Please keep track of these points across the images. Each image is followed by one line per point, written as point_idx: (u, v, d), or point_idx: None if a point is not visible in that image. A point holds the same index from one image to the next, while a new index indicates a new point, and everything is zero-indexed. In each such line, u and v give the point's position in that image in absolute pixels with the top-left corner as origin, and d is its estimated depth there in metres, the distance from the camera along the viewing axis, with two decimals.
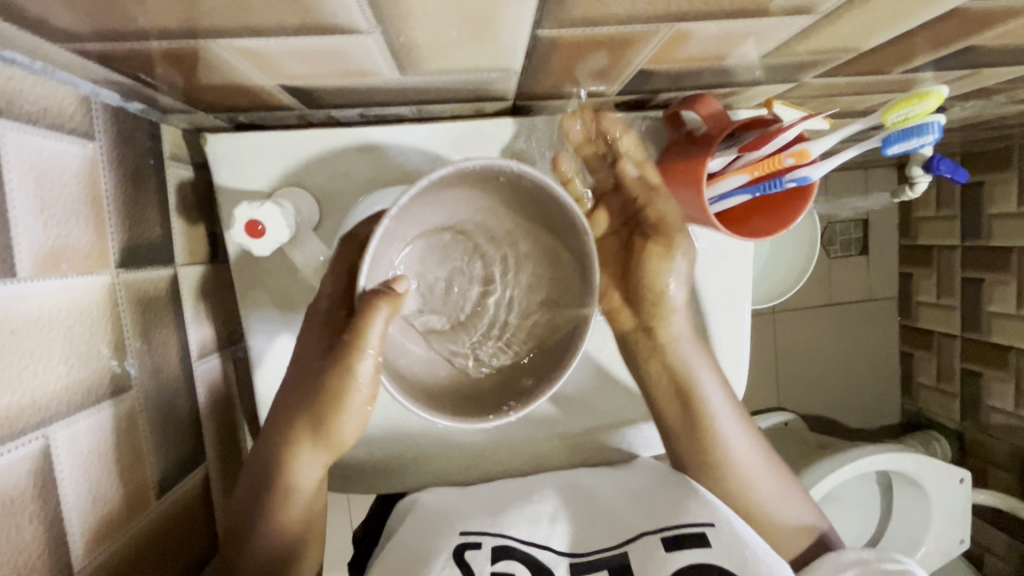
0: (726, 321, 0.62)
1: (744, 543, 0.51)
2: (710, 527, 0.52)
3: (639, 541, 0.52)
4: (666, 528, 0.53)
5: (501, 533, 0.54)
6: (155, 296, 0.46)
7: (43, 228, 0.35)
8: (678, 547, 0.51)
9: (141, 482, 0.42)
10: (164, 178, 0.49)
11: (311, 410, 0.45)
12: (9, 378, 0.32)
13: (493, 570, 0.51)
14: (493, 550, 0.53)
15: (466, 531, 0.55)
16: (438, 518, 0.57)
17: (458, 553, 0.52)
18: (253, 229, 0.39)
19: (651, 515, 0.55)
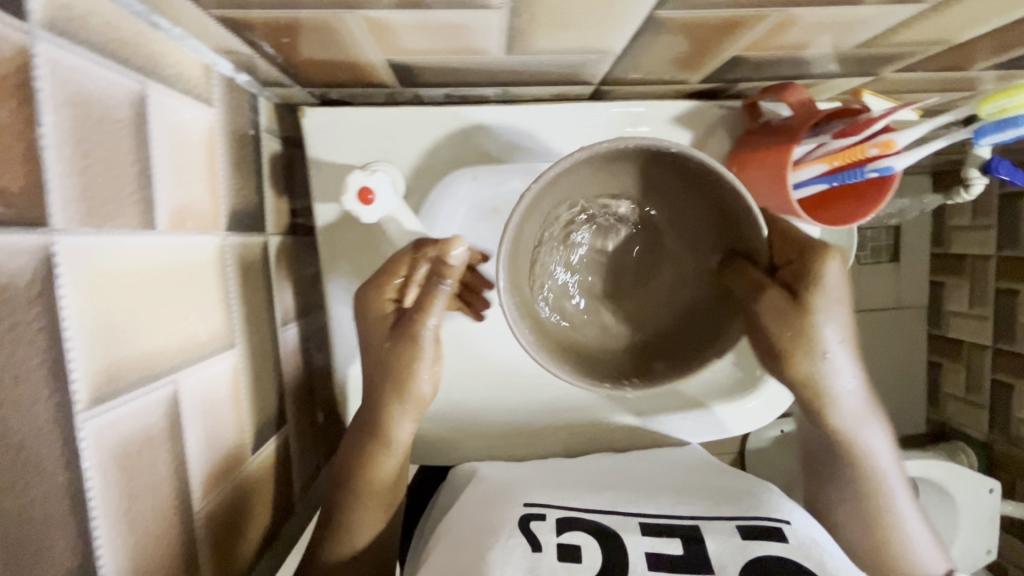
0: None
1: (819, 541, 0.50)
2: (786, 524, 0.51)
3: (709, 521, 0.52)
4: (740, 517, 0.52)
5: (567, 509, 0.53)
6: (252, 261, 0.48)
7: (175, 187, 0.37)
8: (754, 538, 0.50)
9: (241, 436, 0.44)
10: (261, 149, 0.51)
11: (397, 370, 0.47)
12: (150, 325, 0.34)
13: (560, 541, 0.50)
14: (561, 523, 0.52)
15: (532, 505, 0.54)
16: (505, 492, 0.57)
17: (525, 523, 0.51)
18: (364, 197, 0.40)
19: (720, 502, 0.55)
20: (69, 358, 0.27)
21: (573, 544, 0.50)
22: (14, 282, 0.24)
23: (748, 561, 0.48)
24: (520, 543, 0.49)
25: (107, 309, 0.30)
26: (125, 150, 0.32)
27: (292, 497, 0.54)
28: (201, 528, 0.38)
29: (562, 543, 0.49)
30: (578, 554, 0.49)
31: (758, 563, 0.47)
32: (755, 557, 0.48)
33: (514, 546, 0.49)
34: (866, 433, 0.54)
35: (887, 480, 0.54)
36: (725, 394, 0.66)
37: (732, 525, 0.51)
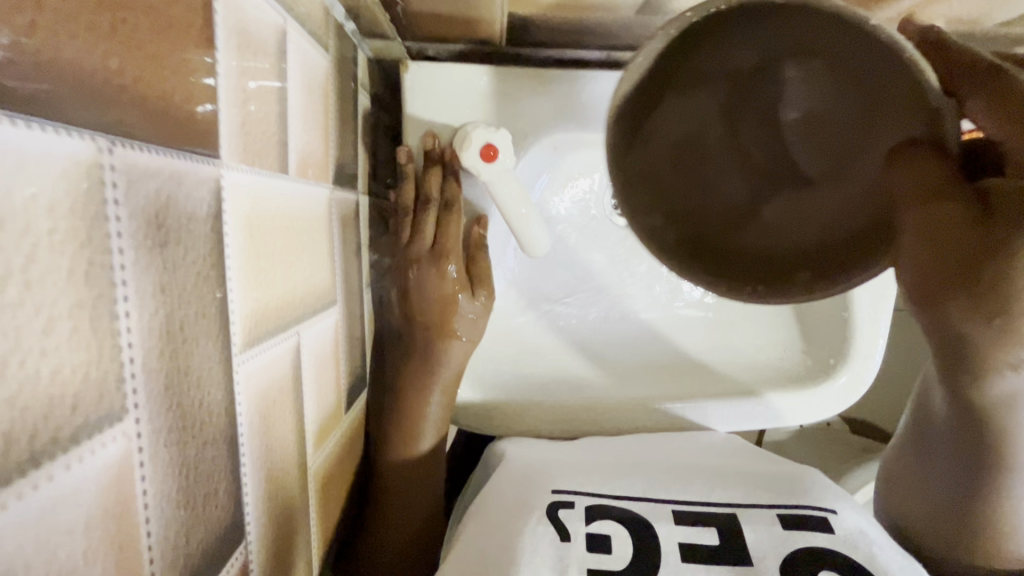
0: (869, 294, 0.60)
1: (867, 530, 0.45)
2: (835, 514, 0.46)
3: (750, 509, 0.46)
4: (781, 504, 0.47)
5: (595, 494, 0.48)
6: (348, 217, 0.47)
7: (301, 130, 0.36)
8: (799, 527, 0.44)
9: (336, 396, 0.43)
10: (357, 103, 0.50)
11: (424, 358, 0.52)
12: (281, 272, 0.33)
13: (589, 532, 0.44)
14: (588, 510, 0.46)
15: (559, 491, 0.48)
16: (524, 475, 0.51)
17: (550, 511, 0.46)
18: None
19: (764, 487, 0.49)
20: (231, 295, 0.26)
21: (602, 533, 0.44)
22: (198, 213, 0.23)
23: (792, 553, 0.42)
24: (548, 532, 0.44)
25: (256, 250, 0.29)
26: (272, 84, 0.31)
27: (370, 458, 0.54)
28: (309, 483, 0.37)
29: (591, 533, 0.44)
30: (608, 544, 0.43)
31: (805, 555, 0.42)
32: (800, 547, 0.43)
33: (540, 536, 0.43)
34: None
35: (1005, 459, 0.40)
36: (795, 380, 0.61)
37: (773, 514, 0.45)
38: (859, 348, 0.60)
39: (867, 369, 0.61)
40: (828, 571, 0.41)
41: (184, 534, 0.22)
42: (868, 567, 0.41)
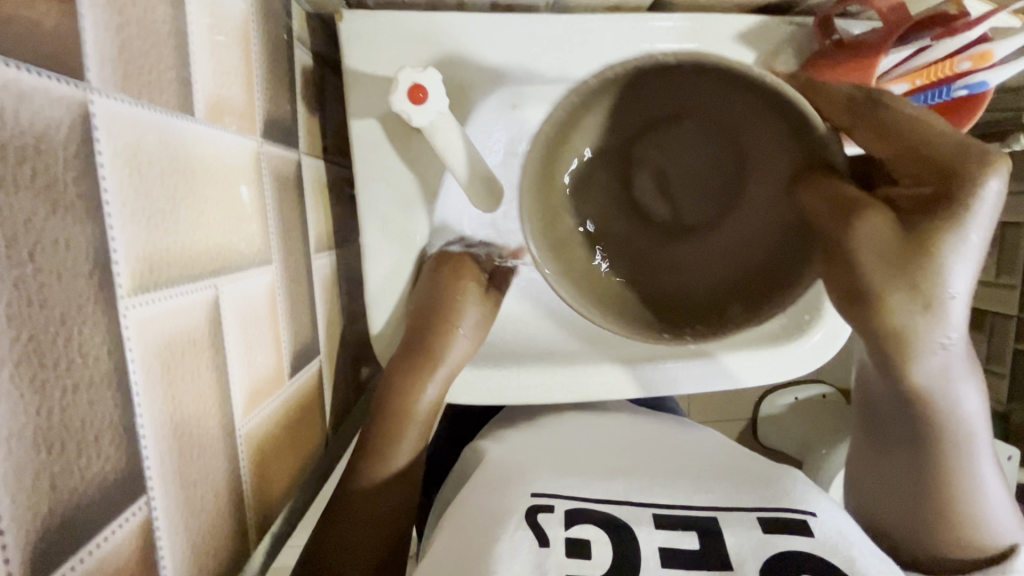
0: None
1: (852, 538, 0.41)
2: (813, 517, 0.42)
3: (729, 512, 0.42)
4: (761, 507, 0.43)
5: (575, 497, 0.44)
6: (286, 176, 0.45)
7: (211, 71, 0.34)
8: (778, 529, 0.41)
9: (277, 360, 0.41)
10: (293, 58, 0.47)
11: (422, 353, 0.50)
12: (188, 221, 0.31)
13: (569, 537, 0.40)
14: (569, 513, 0.42)
15: (538, 494, 0.44)
16: (506, 485, 0.47)
17: (529, 515, 0.42)
18: (415, 95, 0.37)
19: (741, 487, 0.45)
20: (112, 235, 0.24)
21: (582, 538, 0.40)
22: (49, 140, 0.21)
23: (769, 559, 0.39)
24: (526, 538, 0.40)
25: (148, 193, 0.27)
26: (162, 17, 0.29)
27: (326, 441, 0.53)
28: (241, 445, 0.35)
29: (570, 538, 0.40)
30: (585, 551, 0.40)
31: (780, 561, 0.38)
32: (779, 553, 0.39)
33: (514, 544, 0.39)
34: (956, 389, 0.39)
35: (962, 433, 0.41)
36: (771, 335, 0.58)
37: (754, 517, 0.41)
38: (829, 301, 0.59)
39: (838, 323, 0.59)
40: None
41: (38, 480, 0.20)
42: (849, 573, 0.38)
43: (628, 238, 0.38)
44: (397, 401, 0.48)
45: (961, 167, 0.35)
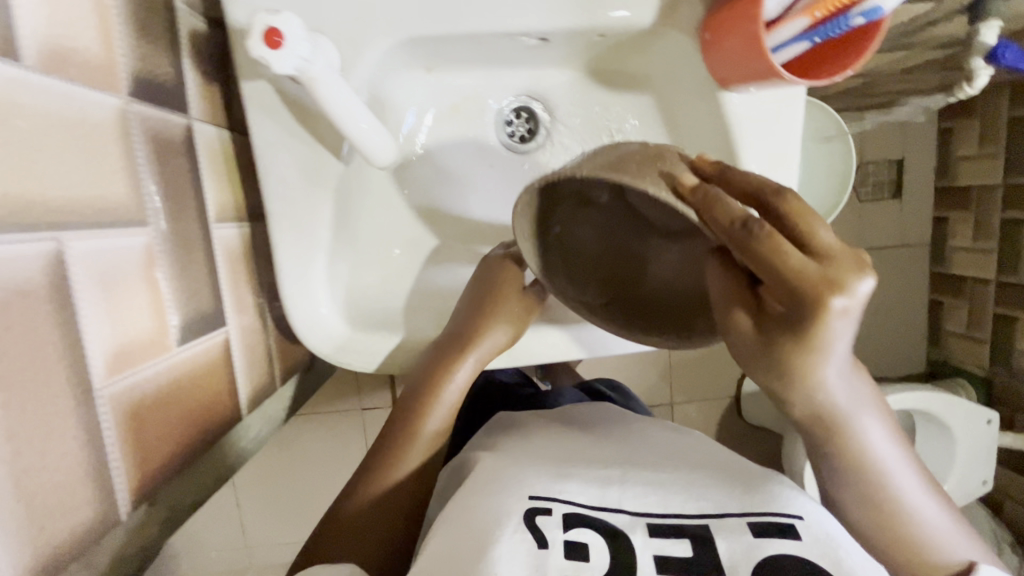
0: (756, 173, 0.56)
1: (836, 537, 0.46)
2: (799, 520, 0.47)
3: (722, 519, 0.47)
4: (750, 512, 0.48)
5: (570, 501, 0.48)
6: (170, 142, 0.44)
7: (45, 20, 0.32)
8: (768, 535, 0.45)
9: (160, 323, 0.41)
10: (176, 22, 0.46)
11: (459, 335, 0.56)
12: (13, 167, 0.30)
13: (568, 541, 0.45)
14: (565, 517, 0.47)
15: (536, 496, 0.48)
16: (495, 480, 0.51)
17: (528, 518, 0.46)
18: (270, 39, 0.35)
19: (730, 493, 0.50)
20: None
21: (579, 542, 0.45)
22: None
23: (761, 562, 0.43)
24: (525, 539, 0.44)
25: None
26: None
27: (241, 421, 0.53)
28: (107, 405, 0.35)
29: (569, 540, 0.45)
30: (585, 555, 0.44)
31: (770, 563, 0.43)
32: (768, 557, 0.44)
33: (517, 547, 0.43)
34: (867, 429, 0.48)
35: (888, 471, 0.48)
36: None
37: (744, 523, 0.46)
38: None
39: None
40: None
41: None
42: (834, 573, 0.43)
43: (593, 278, 0.52)
44: (434, 377, 0.55)
45: (829, 279, 0.36)
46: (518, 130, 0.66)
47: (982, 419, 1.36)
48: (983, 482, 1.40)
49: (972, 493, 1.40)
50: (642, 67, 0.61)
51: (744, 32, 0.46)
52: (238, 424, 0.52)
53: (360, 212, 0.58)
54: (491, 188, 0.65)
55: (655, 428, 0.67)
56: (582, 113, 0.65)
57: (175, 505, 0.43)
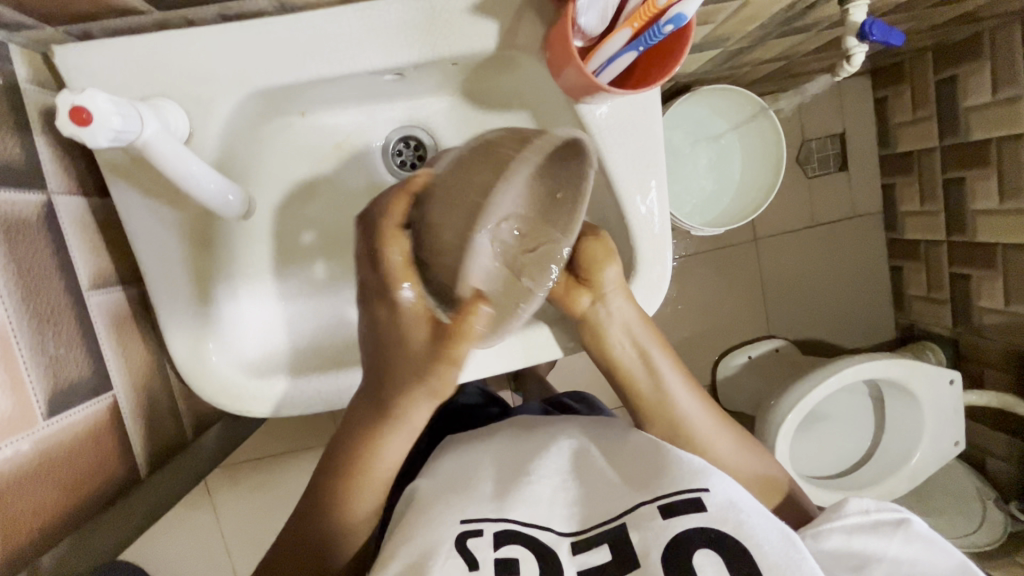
0: (631, 159, 0.58)
1: (739, 502, 0.48)
2: (705, 493, 0.48)
3: (637, 510, 0.48)
4: (660, 494, 0.49)
5: (502, 517, 0.49)
6: (24, 221, 0.45)
7: None
8: (675, 514, 0.47)
9: (24, 399, 0.42)
10: (24, 103, 0.47)
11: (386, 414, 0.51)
12: None
13: (498, 562, 0.46)
14: (497, 534, 0.48)
15: (467, 518, 0.49)
16: (434, 500, 0.52)
17: (460, 541, 0.47)
18: (78, 117, 0.37)
19: (641, 481, 0.51)
20: None
21: (510, 557, 0.46)
22: None
23: (668, 547, 0.46)
24: (457, 565, 0.45)
25: None
26: None
27: (140, 478, 0.53)
28: None
29: (500, 559, 0.46)
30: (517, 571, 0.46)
31: (680, 550, 0.45)
32: (676, 536, 0.46)
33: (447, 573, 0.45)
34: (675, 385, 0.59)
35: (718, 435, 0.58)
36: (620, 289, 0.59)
37: (654, 508, 0.48)
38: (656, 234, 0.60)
39: (667, 253, 0.60)
40: (706, 552, 0.45)
41: None
42: (736, 539, 0.45)
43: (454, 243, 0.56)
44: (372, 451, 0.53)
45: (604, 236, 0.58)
46: (407, 160, 0.67)
47: (944, 379, 1.38)
48: (955, 443, 1.41)
49: (946, 455, 1.41)
50: (511, 87, 0.63)
51: (572, 47, 0.49)
52: (138, 482, 0.53)
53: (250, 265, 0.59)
54: None
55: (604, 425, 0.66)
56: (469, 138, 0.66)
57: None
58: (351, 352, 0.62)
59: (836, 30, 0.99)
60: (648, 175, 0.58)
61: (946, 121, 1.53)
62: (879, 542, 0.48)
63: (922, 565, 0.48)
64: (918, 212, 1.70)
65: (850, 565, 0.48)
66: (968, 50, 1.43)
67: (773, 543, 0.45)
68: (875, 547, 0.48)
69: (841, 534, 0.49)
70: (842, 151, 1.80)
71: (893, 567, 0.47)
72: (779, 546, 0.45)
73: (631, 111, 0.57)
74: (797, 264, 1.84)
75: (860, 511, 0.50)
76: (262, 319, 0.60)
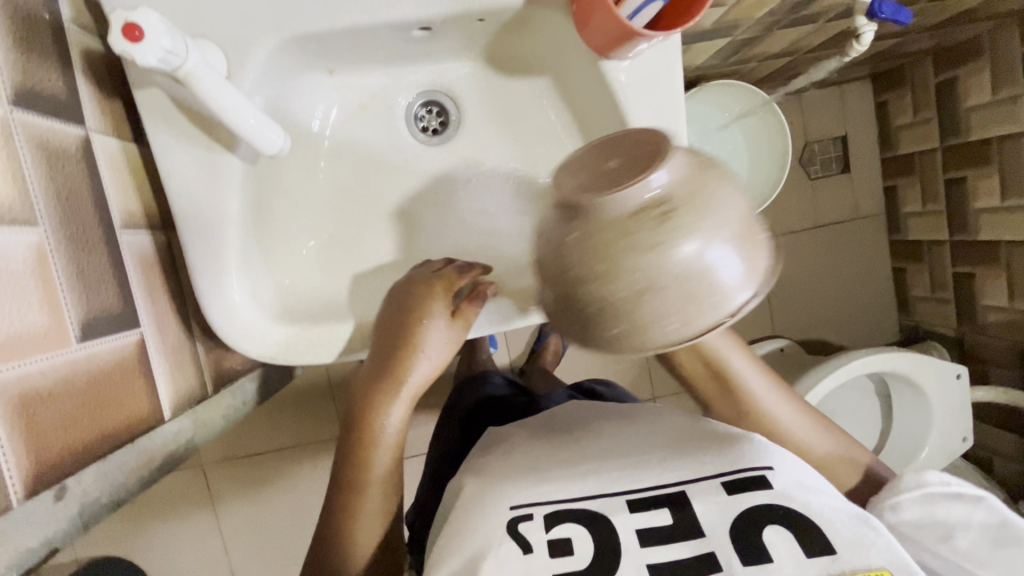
0: (652, 116, 0.58)
1: (800, 478, 0.53)
2: (770, 471, 0.53)
3: (697, 483, 0.53)
4: (723, 472, 0.54)
5: (554, 499, 0.52)
6: (65, 152, 0.46)
7: None
8: (742, 491, 0.51)
9: (60, 318, 0.43)
10: (65, 40, 0.48)
11: (380, 389, 0.55)
12: None
13: (552, 539, 0.50)
14: (548, 517, 0.51)
15: (516, 504, 0.53)
16: (487, 489, 0.55)
17: (511, 525, 0.51)
18: (130, 34, 0.39)
19: (701, 459, 0.55)
20: None
21: (563, 538, 0.50)
22: None
23: (737, 517, 0.50)
24: (512, 548, 0.49)
25: None
26: None
27: (164, 421, 0.53)
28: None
29: (553, 539, 0.50)
30: (569, 548, 0.49)
31: (745, 516, 0.50)
32: (747, 508, 0.50)
33: (504, 555, 0.48)
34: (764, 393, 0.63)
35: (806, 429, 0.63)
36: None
37: (718, 483, 0.52)
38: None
39: None
40: (776, 527, 0.49)
41: None
42: (803, 513, 0.49)
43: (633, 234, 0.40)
44: (366, 453, 0.55)
45: None
46: (432, 124, 0.69)
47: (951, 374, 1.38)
48: (962, 439, 1.40)
49: (955, 451, 1.40)
50: (534, 54, 0.65)
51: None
52: (162, 423, 0.53)
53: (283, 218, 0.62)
54: (405, 176, 0.67)
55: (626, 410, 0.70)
56: (490, 102, 0.69)
57: (88, 504, 0.43)
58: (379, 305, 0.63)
59: (841, 22, 1.02)
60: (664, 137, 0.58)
61: (947, 122, 1.56)
62: (961, 512, 0.54)
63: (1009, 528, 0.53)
64: (920, 213, 1.72)
65: (937, 534, 0.54)
66: (967, 52, 1.47)
67: (843, 520, 0.49)
68: (960, 513, 0.54)
69: (919, 505, 0.55)
70: (843, 154, 1.84)
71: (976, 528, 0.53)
72: (850, 523, 0.49)
73: (658, 74, 0.58)
74: (802, 265, 1.86)
75: (940, 483, 0.55)
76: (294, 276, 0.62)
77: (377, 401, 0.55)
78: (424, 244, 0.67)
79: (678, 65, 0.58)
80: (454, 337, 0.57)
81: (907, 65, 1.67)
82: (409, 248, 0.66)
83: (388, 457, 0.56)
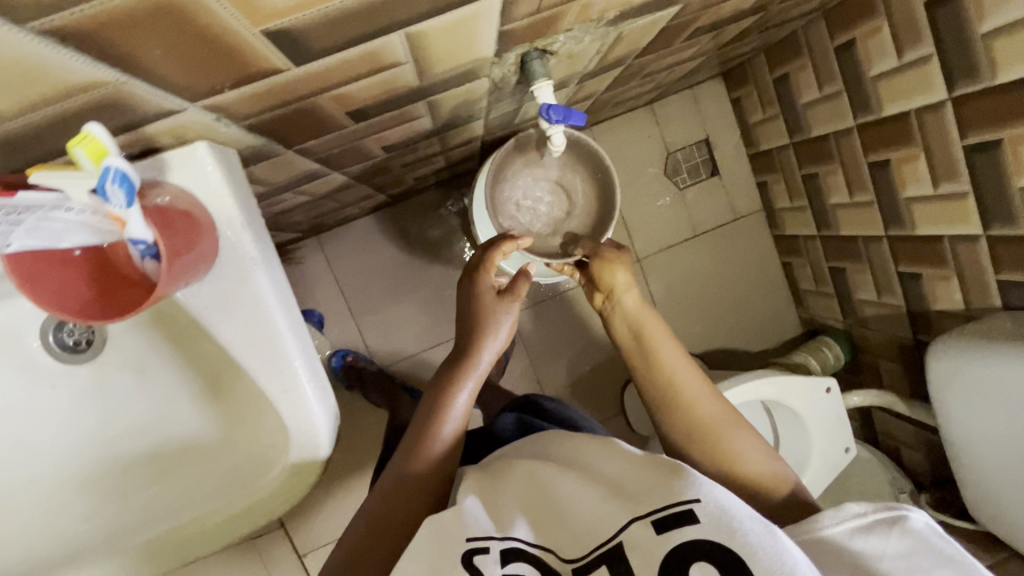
0: (250, 338, 0.56)
1: (730, 509, 0.55)
2: (697, 503, 0.55)
3: (631, 529, 0.56)
4: (659, 508, 0.56)
5: (506, 535, 0.57)
6: None
7: None
8: (669, 529, 0.55)
9: None
10: None
11: (462, 358, 0.78)
12: None
13: (505, 573, 0.54)
14: (503, 552, 0.56)
15: (472, 536, 0.57)
16: (446, 517, 0.59)
17: (466, 559, 0.55)
18: None
19: (646, 495, 0.58)
20: None
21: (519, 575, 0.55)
22: None
23: (665, 561, 0.54)
24: None
25: None
26: None
27: None
28: None
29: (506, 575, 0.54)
30: None
31: (676, 556, 0.53)
32: (676, 549, 0.54)
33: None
34: (678, 371, 0.78)
35: (754, 465, 0.72)
36: (301, 458, 0.60)
37: (648, 522, 0.56)
38: (304, 399, 0.58)
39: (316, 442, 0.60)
40: (700, 563, 0.53)
41: None
42: (730, 545, 0.53)
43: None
44: (444, 403, 0.74)
45: (603, 265, 0.90)
46: (80, 337, 0.68)
47: (821, 388, 1.35)
48: (845, 450, 1.37)
49: (840, 464, 1.37)
50: None
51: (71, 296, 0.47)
52: None
53: (42, 476, 0.68)
54: (60, 409, 0.68)
55: (536, 438, 0.73)
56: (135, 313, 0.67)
57: None
58: (166, 505, 0.67)
59: (586, 79, 0.94)
60: (276, 371, 0.57)
61: (791, 117, 1.49)
62: None
63: (929, 551, 0.58)
64: (791, 208, 1.65)
65: None
66: (790, 46, 1.40)
67: (766, 549, 0.52)
68: (875, 546, 0.59)
69: None
70: (711, 157, 1.76)
71: (891, 561, 0.58)
72: (773, 557, 0.52)
73: (254, 302, 0.56)
74: (689, 277, 1.79)
75: (855, 516, 0.61)
76: (98, 512, 0.67)
77: (455, 376, 0.76)
78: (47, 474, 0.68)
79: (257, 278, 0.56)
80: (510, 305, 0.84)
81: (745, 62, 1.59)
82: (39, 489, 0.67)
83: (459, 407, 0.74)
